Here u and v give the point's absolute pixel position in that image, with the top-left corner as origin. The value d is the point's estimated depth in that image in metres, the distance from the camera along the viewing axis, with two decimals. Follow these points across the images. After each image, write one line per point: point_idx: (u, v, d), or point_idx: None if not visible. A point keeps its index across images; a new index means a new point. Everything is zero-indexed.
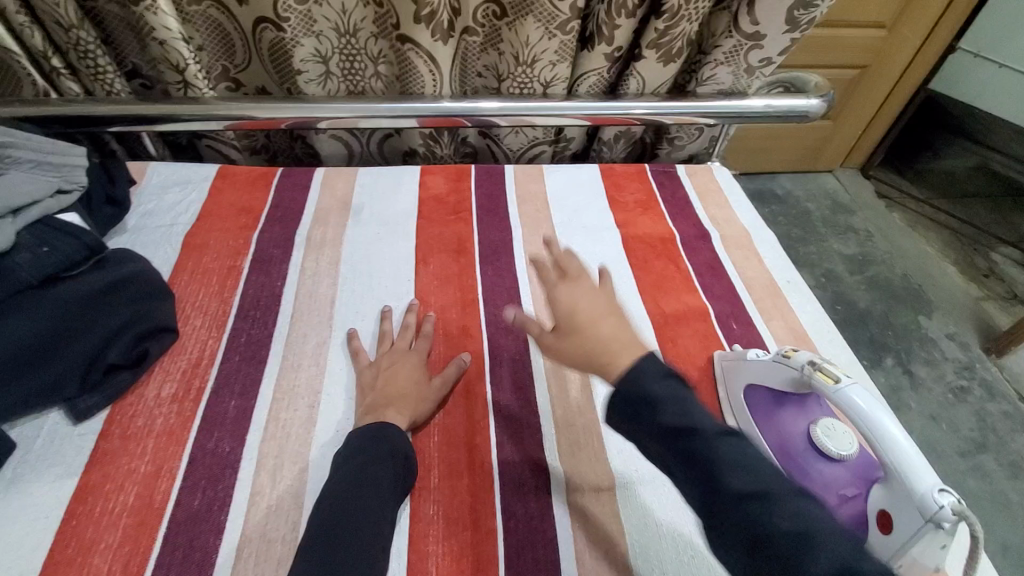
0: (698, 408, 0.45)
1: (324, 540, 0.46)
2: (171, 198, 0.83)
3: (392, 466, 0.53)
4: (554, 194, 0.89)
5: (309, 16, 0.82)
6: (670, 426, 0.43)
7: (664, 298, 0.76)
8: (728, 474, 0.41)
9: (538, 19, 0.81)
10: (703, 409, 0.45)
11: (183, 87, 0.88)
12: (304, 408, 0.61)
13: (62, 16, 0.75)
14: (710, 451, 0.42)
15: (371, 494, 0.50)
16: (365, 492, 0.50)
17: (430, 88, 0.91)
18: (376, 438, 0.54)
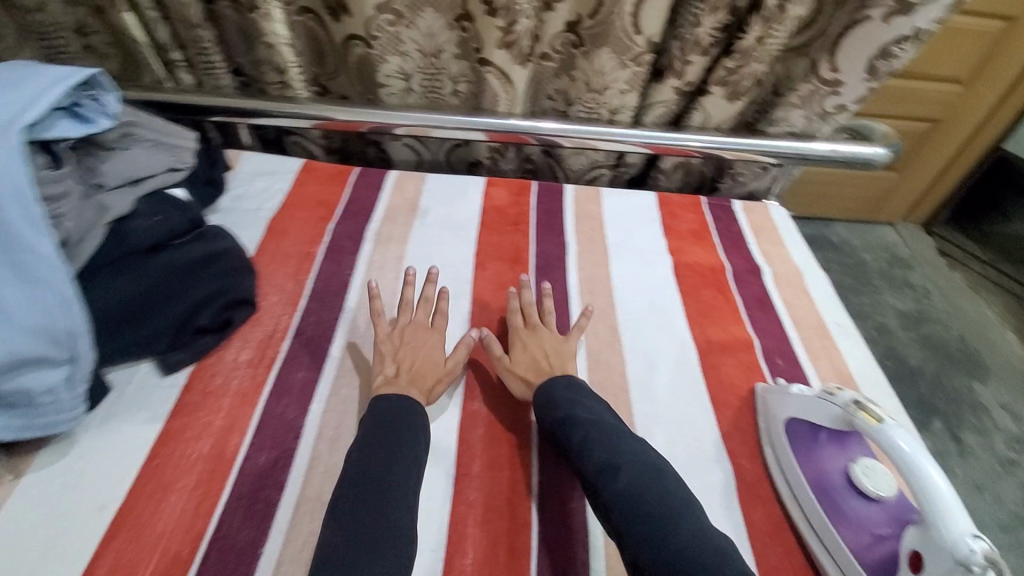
0: (620, 447, 0.54)
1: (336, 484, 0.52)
2: (260, 185, 0.90)
3: (415, 432, 0.57)
4: (611, 216, 0.92)
5: (398, 38, 0.88)
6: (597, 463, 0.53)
7: (711, 326, 0.78)
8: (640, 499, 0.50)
9: (614, 50, 0.86)
10: (624, 446, 0.55)
11: (281, 87, 0.96)
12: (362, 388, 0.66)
13: (188, 15, 0.84)
14: (620, 481, 0.51)
15: (397, 453, 0.54)
16: (388, 449, 0.54)
17: (504, 106, 0.96)
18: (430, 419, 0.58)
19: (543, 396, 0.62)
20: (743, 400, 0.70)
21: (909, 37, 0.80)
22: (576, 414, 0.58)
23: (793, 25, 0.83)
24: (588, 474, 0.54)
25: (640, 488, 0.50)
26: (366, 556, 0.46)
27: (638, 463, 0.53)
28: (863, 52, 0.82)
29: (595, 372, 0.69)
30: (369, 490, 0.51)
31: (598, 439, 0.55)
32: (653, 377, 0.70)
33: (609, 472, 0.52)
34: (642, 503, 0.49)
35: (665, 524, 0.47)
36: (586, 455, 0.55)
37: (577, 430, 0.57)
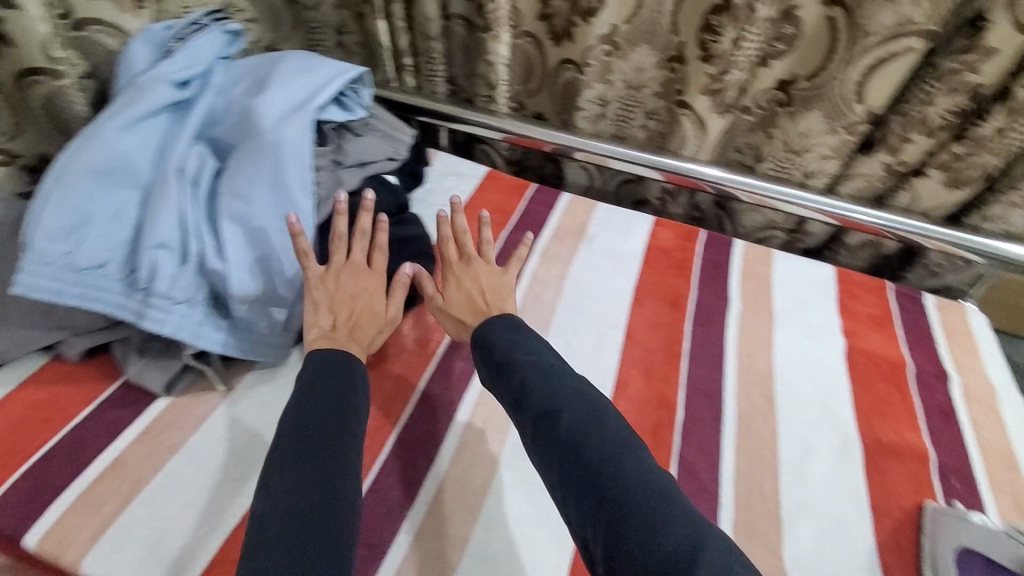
0: (570, 400, 0.55)
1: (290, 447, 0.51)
2: (449, 184, 0.99)
3: (344, 380, 0.58)
4: (782, 281, 0.88)
5: (608, 67, 0.93)
6: (540, 409, 0.55)
7: (881, 426, 0.71)
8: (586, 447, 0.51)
9: (825, 114, 0.83)
10: (575, 399, 0.55)
11: (487, 100, 1.05)
12: None
13: (429, 30, 0.97)
14: (567, 432, 0.52)
15: (339, 403, 0.56)
16: (325, 404, 0.55)
17: (689, 150, 0.97)
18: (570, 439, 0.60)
19: (482, 339, 0.64)
20: (907, 516, 0.63)
21: None
22: (515, 356, 0.60)
23: None
24: (532, 422, 0.55)
25: (584, 430, 0.52)
26: (325, 507, 0.48)
27: (576, 406, 0.54)
28: None
29: (744, 439, 0.67)
30: (318, 440, 0.52)
31: (534, 381, 0.57)
32: (806, 462, 0.67)
33: (551, 417, 0.54)
34: (587, 448, 0.51)
35: (613, 479, 0.48)
36: (524, 398, 0.57)
37: (514, 371, 0.59)
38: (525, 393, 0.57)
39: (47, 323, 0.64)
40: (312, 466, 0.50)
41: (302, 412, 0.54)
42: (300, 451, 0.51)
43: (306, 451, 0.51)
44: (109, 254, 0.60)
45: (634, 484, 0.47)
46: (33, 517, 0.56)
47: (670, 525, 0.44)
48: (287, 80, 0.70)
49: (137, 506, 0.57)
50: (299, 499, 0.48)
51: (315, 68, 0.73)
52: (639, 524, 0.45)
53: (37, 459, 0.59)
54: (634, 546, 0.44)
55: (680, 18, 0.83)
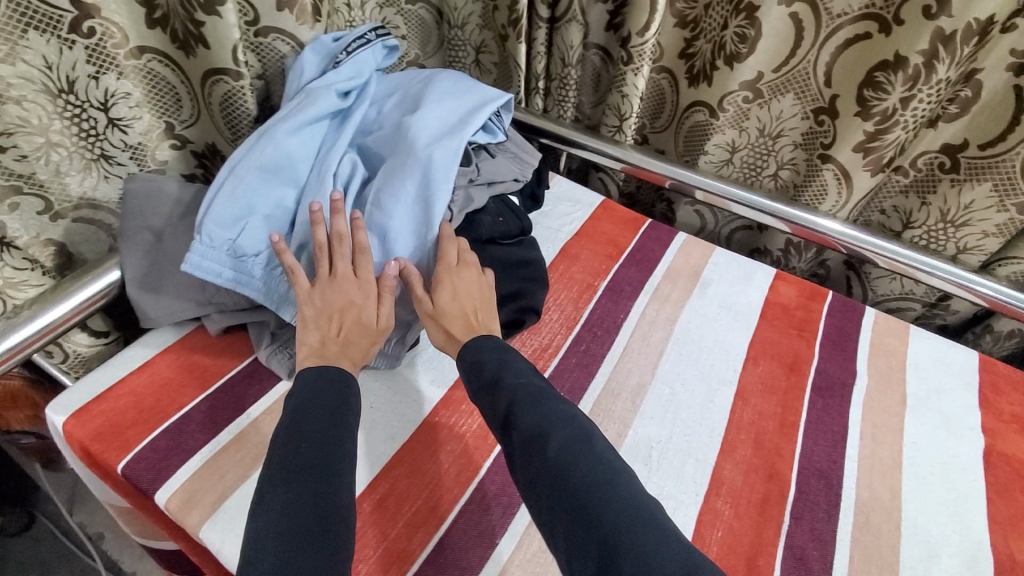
0: (556, 423, 0.54)
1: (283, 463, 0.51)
2: (563, 209, 1.00)
3: (344, 396, 0.57)
4: (916, 360, 0.80)
5: (745, 114, 0.89)
6: (526, 432, 0.54)
7: (1019, 543, 0.64)
8: (573, 473, 0.50)
9: (995, 187, 0.75)
10: (563, 423, 0.54)
11: (614, 131, 1.02)
12: (613, 434, 0.68)
13: (568, 55, 0.97)
14: (555, 458, 0.51)
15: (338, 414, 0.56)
16: (317, 419, 0.54)
17: (827, 206, 0.90)
18: None
19: (467, 352, 0.63)
20: None
21: None
22: (504, 377, 0.59)
23: None
24: (518, 445, 0.54)
25: (574, 455, 0.51)
26: (320, 525, 0.47)
27: (569, 435, 0.53)
28: None
29: (862, 532, 0.62)
30: (315, 451, 0.52)
31: (523, 402, 0.56)
32: (933, 571, 0.60)
33: (540, 440, 0.53)
34: (578, 470, 0.50)
35: (602, 514, 0.47)
36: (513, 424, 0.55)
37: (505, 392, 0.58)
38: (515, 414, 0.56)
39: (199, 299, 0.71)
40: (309, 481, 0.50)
41: (298, 423, 0.54)
42: (295, 462, 0.51)
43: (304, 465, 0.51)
44: (266, 242, 0.66)
45: (619, 518, 0.47)
46: (166, 476, 0.61)
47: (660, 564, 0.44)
48: (441, 102, 0.75)
49: (254, 483, 0.61)
50: (293, 517, 0.47)
51: (465, 92, 0.78)
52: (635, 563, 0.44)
53: (174, 420, 0.65)
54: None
55: (834, 71, 0.78)
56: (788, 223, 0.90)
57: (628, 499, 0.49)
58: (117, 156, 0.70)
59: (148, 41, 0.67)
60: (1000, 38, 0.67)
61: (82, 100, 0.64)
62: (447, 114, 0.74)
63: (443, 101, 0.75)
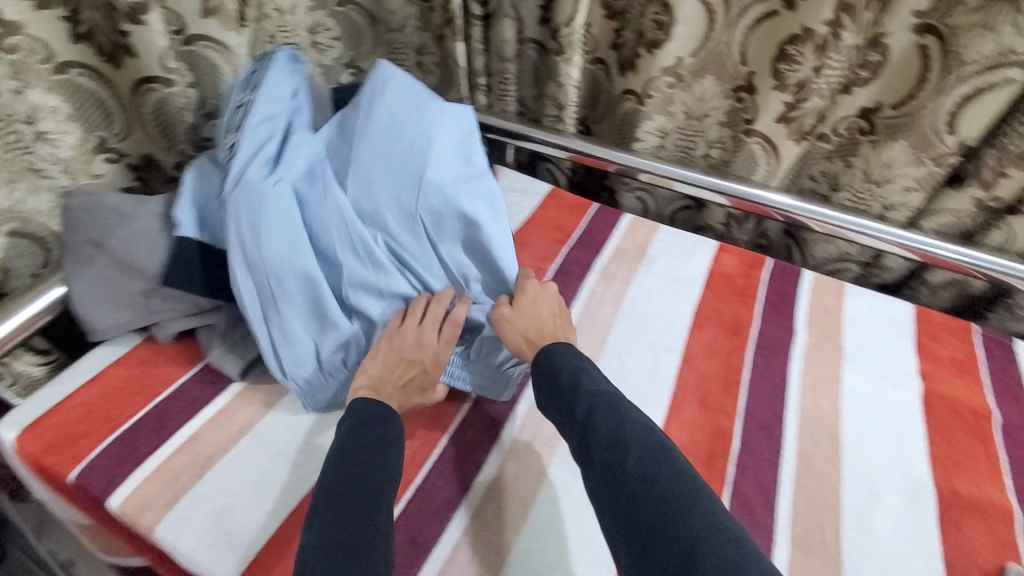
0: (636, 437, 0.55)
1: (338, 482, 0.53)
2: (512, 200, 1.02)
3: (390, 426, 0.60)
4: (853, 315, 0.84)
5: (669, 100, 0.93)
6: (604, 442, 0.55)
7: (960, 479, 0.66)
8: (649, 483, 0.51)
9: (911, 145, 0.79)
10: (642, 435, 0.55)
11: (555, 121, 1.06)
12: None
13: (503, 51, 1.00)
14: (629, 467, 0.52)
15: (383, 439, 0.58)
16: (364, 442, 0.57)
17: (760, 176, 0.94)
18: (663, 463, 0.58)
19: (545, 359, 0.66)
20: None
21: None
22: (582, 384, 0.61)
23: None
24: (595, 452, 0.55)
25: (654, 466, 0.52)
26: (360, 543, 0.49)
27: (642, 440, 0.54)
28: None
29: (805, 478, 0.65)
30: (364, 471, 0.55)
31: (600, 411, 0.58)
32: (874, 510, 0.62)
33: (619, 450, 0.54)
34: (654, 480, 0.51)
35: (657, 508, 0.49)
36: (591, 432, 0.57)
37: (581, 399, 0.60)
38: (586, 422, 0.58)
39: (143, 308, 0.71)
40: (353, 502, 0.52)
41: (351, 452, 0.56)
42: (344, 482, 0.54)
43: (354, 486, 0.53)
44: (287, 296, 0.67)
45: (665, 513, 0.49)
46: (119, 482, 0.61)
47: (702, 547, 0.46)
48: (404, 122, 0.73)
49: (207, 481, 0.61)
50: (338, 532, 0.49)
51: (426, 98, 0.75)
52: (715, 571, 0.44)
53: (125, 429, 0.65)
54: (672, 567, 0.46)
55: (750, 45, 0.82)
56: (725, 196, 0.94)
57: (713, 520, 0.48)
58: (46, 169, 0.70)
59: (74, 56, 0.67)
60: (901, 3, 0.71)
61: (6, 114, 0.64)
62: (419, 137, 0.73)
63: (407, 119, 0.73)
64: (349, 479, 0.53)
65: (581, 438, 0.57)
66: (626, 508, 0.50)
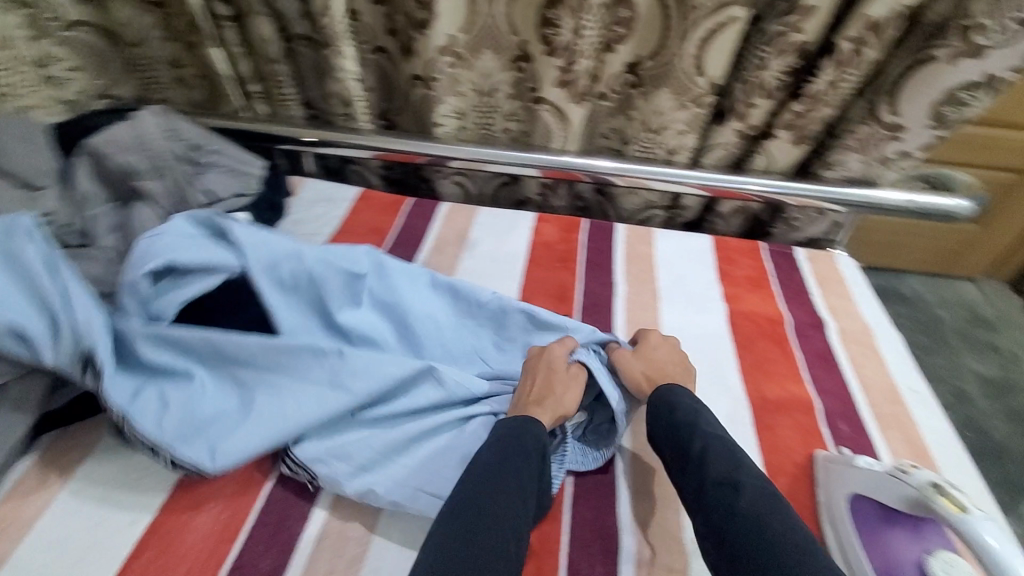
0: (744, 474, 0.52)
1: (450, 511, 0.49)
2: (318, 211, 0.94)
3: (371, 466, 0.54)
4: (662, 257, 0.90)
5: (456, 79, 0.90)
6: (717, 479, 0.51)
7: (766, 383, 0.72)
8: (742, 497, 0.49)
9: (674, 91, 0.85)
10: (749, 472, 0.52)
11: (345, 118, 0.99)
12: None
13: (268, 52, 0.91)
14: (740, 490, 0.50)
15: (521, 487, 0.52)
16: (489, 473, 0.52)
17: (558, 142, 0.96)
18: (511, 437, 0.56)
19: (667, 398, 0.62)
20: (801, 469, 0.64)
21: (983, 83, 0.76)
22: (700, 423, 0.57)
23: (867, 70, 0.79)
24: (704, 489, 0.52)
25: (770, 505, 0.48)
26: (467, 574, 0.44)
27: (756, 481, 0.51)
28: (925, 97, 0.79)
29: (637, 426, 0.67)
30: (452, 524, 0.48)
31: (719, 452, 0.54)
32: None
33: (729, 489, 0.50)
34: (744, 493, 0.50)
35: (757, 522, 0.47)
36: (702, 467, 0.53)
37: (697, 439, 0.55)
38: (696, 463, 0.54)
39: None
40: (453, 552, 0.45)
41: (461, 505, 0.50)
42: (442, 539, 0.47)
43: (449, 548, 0.46)
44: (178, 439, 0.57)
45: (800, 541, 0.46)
46: None
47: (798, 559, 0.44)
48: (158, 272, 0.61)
49: None
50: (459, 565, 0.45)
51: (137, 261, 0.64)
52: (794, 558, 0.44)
53: None
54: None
55: (515, 17, 0.82)
56: (535, 167, 0.93)
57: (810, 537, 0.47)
58: None
59: None
60: None
61: None
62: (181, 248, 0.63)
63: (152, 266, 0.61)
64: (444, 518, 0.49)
65: (693, 477, 0.53)
66: (719, 524, 0.49)
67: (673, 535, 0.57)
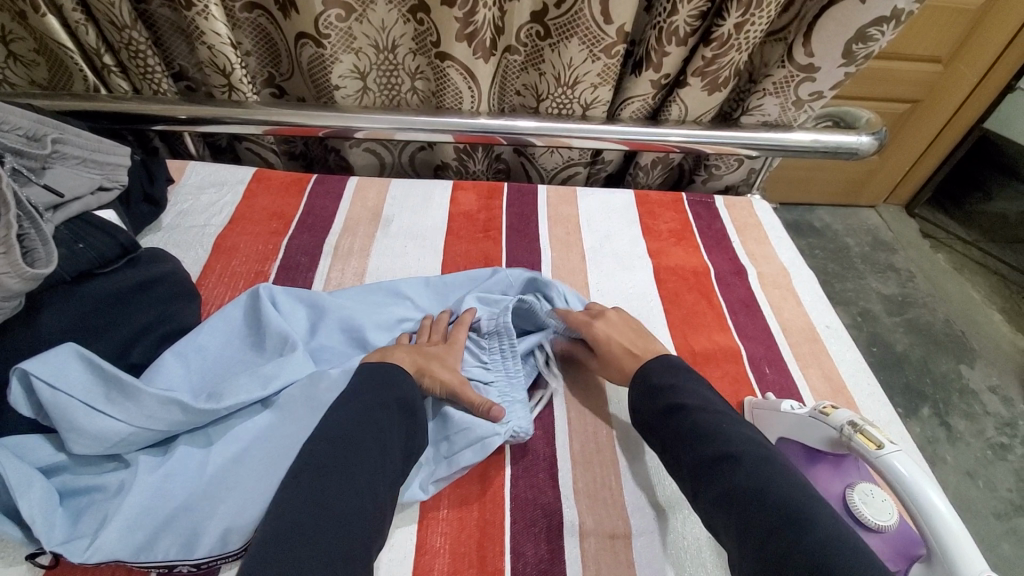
0: (743, 441, 0.51)
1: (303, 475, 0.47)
2: (207, 198, 0.84)
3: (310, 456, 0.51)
4: (586, 217, 0.88)
5: (350, 34, 0.82)
6: (713, 454, 0.50)
7: (695, 335, 0.73)
8: (737, 471, 0.48)
9: (582, 41, 0.80)
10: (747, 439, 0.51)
11: (227, 90, 0.87)
12: None
13: (117, 16, 0.77)
14: (738, 462, 0.49)
15: (382, 443, 0.51)
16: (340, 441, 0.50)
17: (469, 105, 0.89)
18: (377, 388, 0.55)
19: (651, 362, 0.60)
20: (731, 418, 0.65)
21: (890, 18, 0.75)
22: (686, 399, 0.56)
23: (773, 11, 0.77)
24: (700, 463, 0.51)
25: (769, 474, 0.47)
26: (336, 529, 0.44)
27: (750, 450, 0.50)
28: (840, 36, 0.77)
29: (573, 394, 0.66)
30: (317, 497, 0.46)
31: (708, 422, 0.53)
32: None
33: (728, 462, 0.49)
34: (741, 466, 0.49)
35: (760, 491, 0.46)
36: (697, 444, 0.52)
37: (687, 415, 0.54)
38: (691, 438, 0.53)
39: None
40: (306, 523, 0.44)
41: (311, 477, 0.47)
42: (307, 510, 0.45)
43: (302, 518, 0.44)
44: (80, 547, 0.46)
45: (806, 500, 0.45)
46: None
47: (820, 523, 0.43)
48: (71, 413, 0.49)
49: None
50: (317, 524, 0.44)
51: (26, 439, 0.50)
52: (793, 518, 0.43)
53: None
54: (783, 547, 0.42)
55: None
56: (453, 132, 0.85)
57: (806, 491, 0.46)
58: None
59: None
60: None
61: None
62: (80, 380, 0.51)
63: (61, 412, 0.49)
64: (300, 493, 0.46)
65: (692, 449, 0.52)
66: (724, 493, 0.48)
67: (615, 502, 0.57)
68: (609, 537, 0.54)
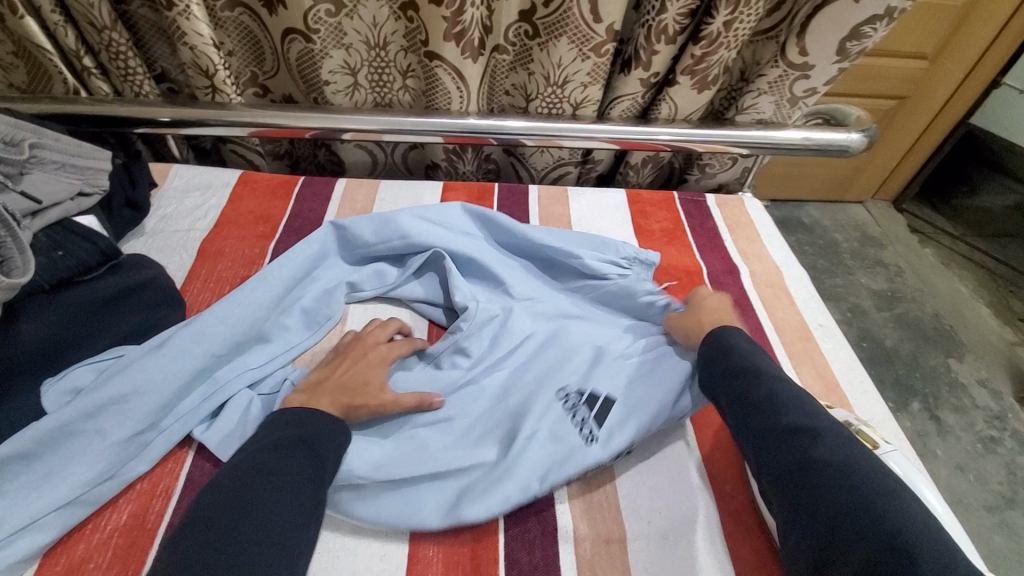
0: (823, 418, 0.51)
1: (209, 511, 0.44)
2: (191, 202, 0.82)
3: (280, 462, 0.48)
4: (578, 217, 0.87)
5: (340, 30, 0.81)
6: (791, 424, 0.51)
7: None
8: (817, 447, 0.48)
9: (571, 41, 0.80)
10: (827, 416, 0.52)
11: (211, 92, 0.85)
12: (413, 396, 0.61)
13: (96, 17, 0.75)
14: (812, 448, 0.49)
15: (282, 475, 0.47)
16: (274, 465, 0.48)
17: (457, 106, 0.88)
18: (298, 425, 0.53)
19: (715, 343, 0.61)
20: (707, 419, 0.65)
21: (883, 15, 0.74)
22: (762, 367, 0.56)
23: (761, 7, 0.77)
24: (774, 433, 0.51)
25: (848, 454, 0.47)
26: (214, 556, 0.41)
27: (833, 429, 0.50)
28: (835, 34, 0.77)
29: None
30: (240, 505, 0.44)
31: (784, 395, 0.53)
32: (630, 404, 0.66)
33: (807, 436, 0.50)
34: (821, 441, 0.49)
35: (841, 470, 0.46)
36: (777, 412, 0.52)
37: (763, 383, 0.55)
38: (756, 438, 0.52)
39: None
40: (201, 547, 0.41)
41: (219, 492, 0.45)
42: (204, 527, 0.43)
43: (210, 531, 0.42)
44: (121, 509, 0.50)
45: (871, 495, 0.44)
46: None
47: (891, 512, 0.43)
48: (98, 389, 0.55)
49: None
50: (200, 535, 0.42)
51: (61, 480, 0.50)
52: (863, 515, 0.43)
53: None
54: (846, 537, 0.43)
55: None
56: (443, 134, 0.84)
57: (889, 484, 0.45)
58: None
59: None
60: None
61: None
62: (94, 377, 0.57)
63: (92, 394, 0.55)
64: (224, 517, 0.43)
65: (762, 423, 0.52)
66: (791, 466, 0.49)
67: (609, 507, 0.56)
68: (604, 543, 0.54)
